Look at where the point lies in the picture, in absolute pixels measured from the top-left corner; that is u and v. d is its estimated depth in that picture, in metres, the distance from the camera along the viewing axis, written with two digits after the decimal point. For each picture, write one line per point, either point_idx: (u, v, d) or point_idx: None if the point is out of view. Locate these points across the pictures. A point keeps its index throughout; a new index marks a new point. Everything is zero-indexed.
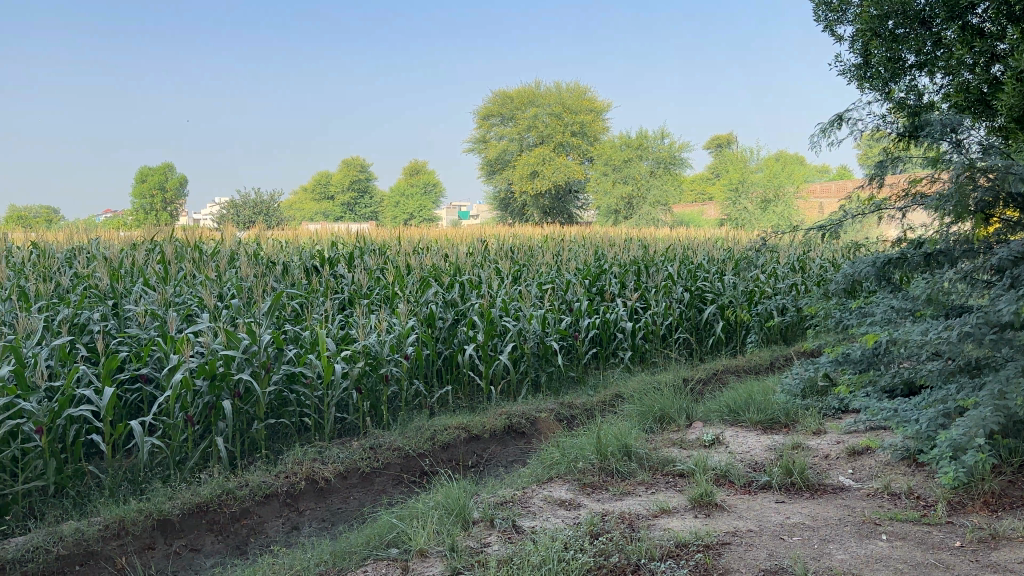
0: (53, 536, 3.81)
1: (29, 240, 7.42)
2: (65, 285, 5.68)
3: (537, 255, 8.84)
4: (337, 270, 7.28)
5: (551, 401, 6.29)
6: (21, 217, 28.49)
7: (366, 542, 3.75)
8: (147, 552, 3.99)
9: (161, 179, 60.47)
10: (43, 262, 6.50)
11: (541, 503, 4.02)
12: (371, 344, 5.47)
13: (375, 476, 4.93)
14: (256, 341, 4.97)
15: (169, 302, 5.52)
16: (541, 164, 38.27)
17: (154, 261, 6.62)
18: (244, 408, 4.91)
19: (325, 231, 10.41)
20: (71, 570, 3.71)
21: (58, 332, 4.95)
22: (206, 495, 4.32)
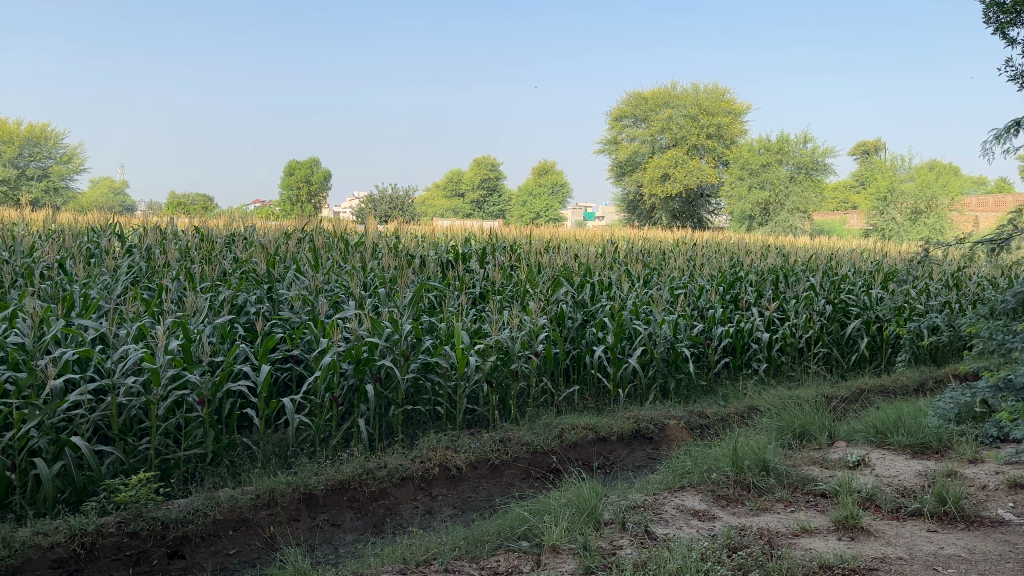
0: (211, 500, 4.11)
1: (193, 224, 7.98)
2: (226, 269, 6.09)
3: (670, 259, 8.71)
4: (470, 265, 7.42)
5: (681, 408, 6.16)
6: (182, 204, 30.85)
7: (498, 532, 3.78)
8: (293, 523, 4.24)
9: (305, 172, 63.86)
10: (206, 246, 6.98)
11: (675, 511, 3.95)
12: (504, 339, 5.55)
13: (504, 468, 5.00)
14: (397, 329, 5.26)
15: (318, 288, 5.84)
16: (674, 166, 37.53)
17: (304, 250, 6.98)
18: (385, 393, 5.14)
19: (459, 227, 10.64)
20: (225, 534, 4.01)
21: (220, 311, 5.33)
22: (348, 473, 4.53)
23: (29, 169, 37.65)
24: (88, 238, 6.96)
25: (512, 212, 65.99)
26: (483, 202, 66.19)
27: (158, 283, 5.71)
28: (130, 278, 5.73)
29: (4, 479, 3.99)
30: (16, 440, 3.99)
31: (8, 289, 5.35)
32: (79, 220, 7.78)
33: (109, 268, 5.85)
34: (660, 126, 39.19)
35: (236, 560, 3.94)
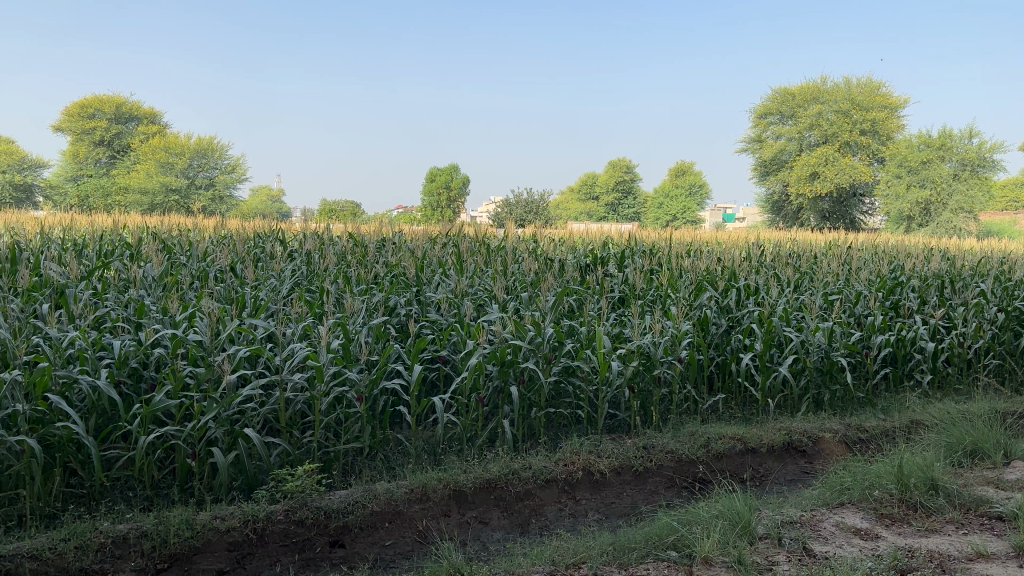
0: (369, 493, 4.39)
1: (347, 229, 8.41)
2: (379, 273, 6.39)
3: (821, 263, 8.33)
4: (609, 269, 7.39)
5: (836, 421, 5.88)
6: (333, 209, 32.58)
7: (645, 539, 3.74)
8: (443, 517, 4.41)
9: (445, 177, 65.87)
10: (359, 251, 7.34)
11: (833, 528, 3.79)
12: (647, 344, 5.48)
13: (649, 476, 4.94)
14: (540, 333, 5.31)
15: (463, 292, 6.01)
16: (824, 164, 35.89)
17: (450, 255, 7.20)
18: (528, 396, 5.21)
19: (598, 230, 10.61)
20: (382, 525, 4.25)
21: (375, 314, 5.64)
22: (495, 472, 4.65)
23: (199, 178, 40.87)
24: (255, 243, 7.50)
25: (649, 215, 65.21)
26: (618, 205, 65.88)
27: (317, 286, 6.08)
28: (291, 282, 6.13)
29: (185, 465, 4.39)
30: (196, 430, 4.37)
31: (188, 291, 5.86)
32: (246, 227, 8.38)
33: (274, 271, 6.28)
34: (808, 122, 37.55)
35: (391, 551, 4.16)
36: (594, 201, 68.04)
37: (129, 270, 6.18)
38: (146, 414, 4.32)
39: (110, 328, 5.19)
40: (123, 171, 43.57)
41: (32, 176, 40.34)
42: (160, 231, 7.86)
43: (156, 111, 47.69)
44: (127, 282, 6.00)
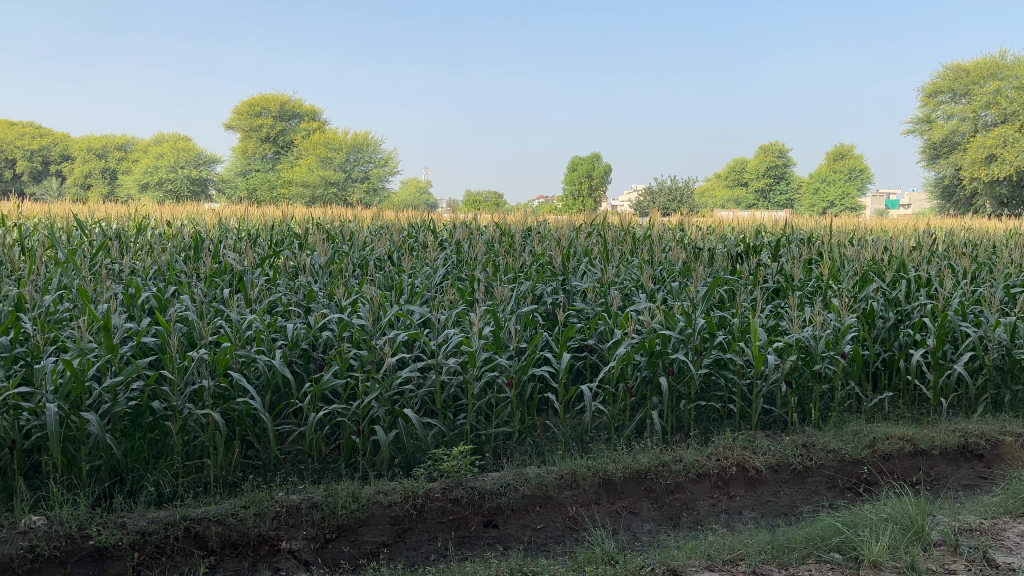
0: (520, 476, 4.58)
1: (495, 219, 8.58)
2: (526, 262, 6.51)
3: (1003, 252, 7.66)
4: (762, 258, 7.16)
5: (1019, 423, 5.43)
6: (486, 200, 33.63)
7: (807, 540, 3.61)
8: (592, 505, 4.51)
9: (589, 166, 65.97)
10: (506, 240, 7.51)
11: (1019, 539, 3.51)
12: (806, 337, 5.23)
13: (808, 475, 4.77)
14: (691, 323, 5.19)
15: (610, 282, 6.02)
16: (1002, 145, 33.03)
17: (597, 243, 7.22)
18: (678, 387, 5.14)
19: (750, 218, 10.26)
20: (534, 509, 4.45)
21: (523, 303, 5.74)
22: (644, 463, 4.66)
23: (355, 172, 42.79)
24: (409, 233, 7.82)
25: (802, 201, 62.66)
26: (769, 191, 63.72)
27: (468, 275, 6.28)
28: (444, 271, 6.37)
29: (349, 441, 4.82)
30: (360, 409, 4.81)
31: (350, 278, 6.25)
32: (400, 217, 8.76)
33: (428, 260, 6.56)
34: (985, 100, 34.71)
35: (543, 536, 4.37)
36: (744, 187, 66.00)
37: (296, 258, 6.65)
38: (316, 392, 4.78)
39: (282, 312, 5.68)
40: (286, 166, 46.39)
41: (208, 173, 43.69)
42: (322, 221, 8.34)
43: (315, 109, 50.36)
44: (295, 271, 6.46)
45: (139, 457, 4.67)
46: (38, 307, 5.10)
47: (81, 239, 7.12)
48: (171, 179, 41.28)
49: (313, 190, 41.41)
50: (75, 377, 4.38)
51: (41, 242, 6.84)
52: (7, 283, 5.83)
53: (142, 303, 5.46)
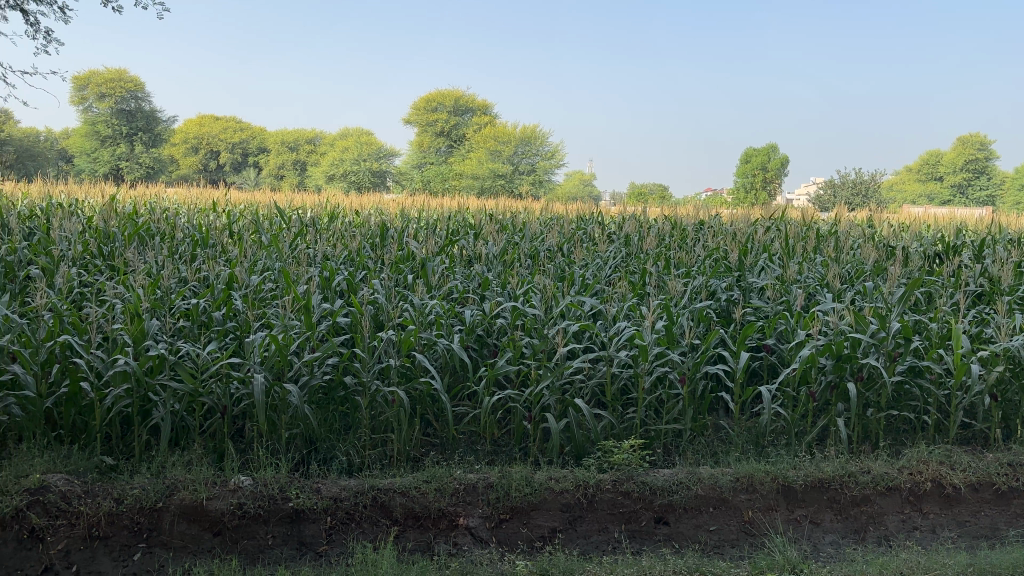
0: (694, 476, 4.54)
1: (667, 213, 8.47)
2: (702, 256, 6.42)
3: None
4: (964, 259, 6.64)
5: None
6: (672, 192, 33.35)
7: (1013, 566, 3.34)
8: (770, 512, 4.42)
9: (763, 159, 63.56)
10: (679, 234, 7.43)
11: None
12: (1017, 348, 4.81)
13: (1013, 497, 4.44)
14: (884, 326, 4.90)
15: (792, 279, 5.81)
16: None
17: (774, 240, 6.97)
18: (866, 394, 4.90)
19: (951, 215, 9.50)
20: (707, 510, 4.42)
21: (697, 298, 5.65)
22: (829, 472, 4.50)
23: (523, 165, 43.52)
24: (580, 225, 7.90)
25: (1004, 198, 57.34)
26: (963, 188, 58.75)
27: (641, 269, 6.26)
28: (615, 264, 6.38)
29: (521, 425, 5.04)
30: (533, 396, 4.99)
31: (523, 267, 6.44)
32: (572, 209, 8.87)
33: (600, 253, 6.62)
34: None
35: (717, 538, 4.33)
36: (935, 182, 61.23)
37: (473, 247, 6.93)
38: (491, 376, 5.00)
39: (459, 299, 5.95)
40: (454, 159, 48.00)
41: (386, 164, 46.05)
42: (496, 211, 8.59)
43: (489, 103, 51.53)
44: (471, 259, 6.73)
45: (331, 428, 5.16)
46: (247, 286, 5.71)
47: (281, 225, 7.78)
48: (352, 171, 43.85)
49: (482, 182, 42.65)
50: (279, 351, 4.88)
51: (248, 227, 7.54)
52: (221, 264, 6.50)
53: (334, 286, 5.95)
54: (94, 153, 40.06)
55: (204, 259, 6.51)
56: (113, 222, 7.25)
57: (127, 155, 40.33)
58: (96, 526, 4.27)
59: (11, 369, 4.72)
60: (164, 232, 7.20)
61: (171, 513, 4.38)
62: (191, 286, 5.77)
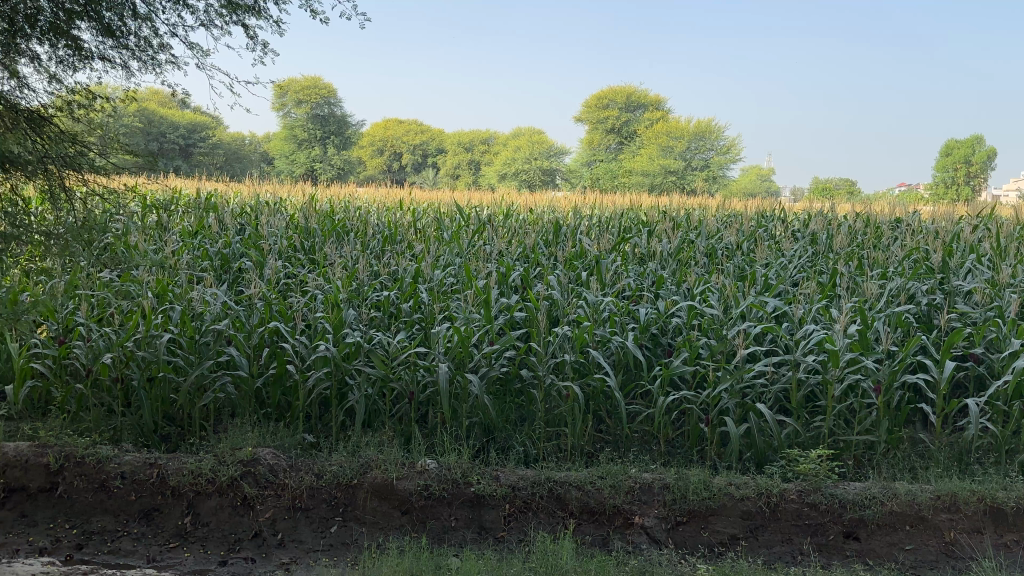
0: (888, 491, 4.30)
1: (856, 210, 8.02)
2: (899, 256, 6.02)
3: None
4: None
5: None
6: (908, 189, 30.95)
7: None
8: (976, 534, 4.12)
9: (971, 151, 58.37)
10: (872, 233, 7.02)
11: None
12: None
13: None
14: None
15: (1004, 284, 5.33)
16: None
17: (982, 240, 6.43)
18: None
19: None
20: (902, 528, 4.17)
21: (893, 301, 5.30)
22: None
23: (697, 160, 42.55)
24: (759, 224, 7.64)
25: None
26: None
27: (829, 270, 5.97)
28: (800, 264, 6.13)
29: (698, 427, 4.96)
30: (711, 398, 4.88)
31: (700, 266, 6.33)
32: (751, 206, 8.60)
33: (784, 252, 6.38)
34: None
35: (914, 557, 4.07)
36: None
37: (648, 245, 6.89)
38: (666, 376, 4.95)
39: (634, 297, 5.94)
40: (622, 156, 47.75)
41: (557, 163, 46.49)
42: (670, 208, 8.49)
43: (662, 98, 50.88)
44: (645, 257, 6.71)
45: (508, 419, 5.33)
46: (431, 280, 6.06)
47: (461, 222, 8.09)
48: (522, 169, 44.65)
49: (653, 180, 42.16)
50: (461, 342, 5.12)
51: (431, 225, 7.92)
52: (406, 258, 6.88)
53: (512, 281, 6.13)
54: (290, 154, 43.36)
55: (391, 254, 6.92)
56: (311, 219, 7.86)
57: (320, 155, 42.49)
58: (300, 498, 4.65)
59: (228, 351, 5.24)
60: (355, 229, 7.70)
61: (365, 490, 4.69)
62: (382, 280, 6.19)
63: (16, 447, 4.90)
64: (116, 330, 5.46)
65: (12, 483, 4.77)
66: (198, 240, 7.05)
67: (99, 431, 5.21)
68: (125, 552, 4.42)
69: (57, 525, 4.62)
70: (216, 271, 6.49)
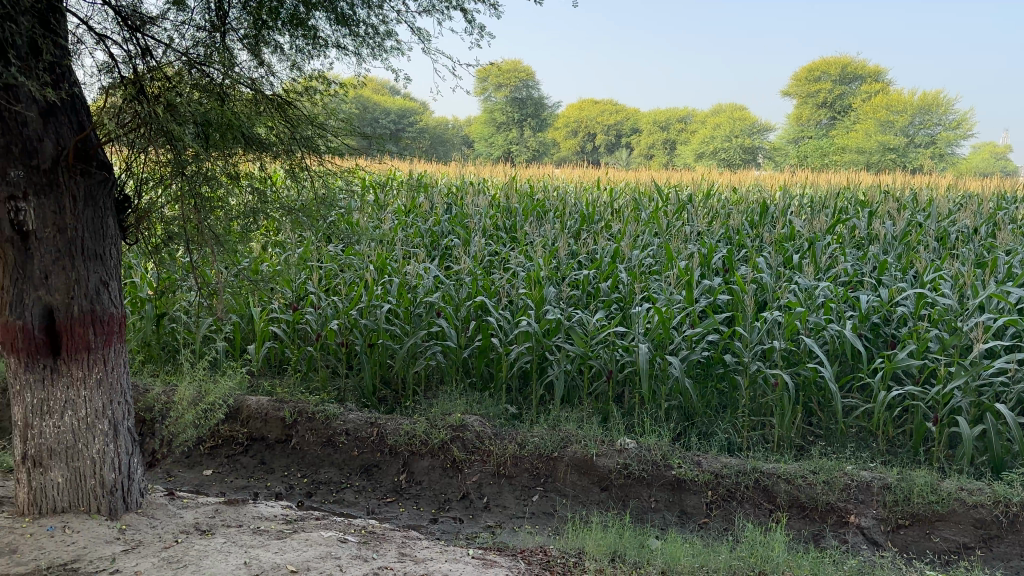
0: None
1: None
2: None
3: None
4: None
5: None
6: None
7: None
8: None
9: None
10: None
11: None
12: None
13: None
14: None
15: None
16: None
17: None
18: None
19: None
20: None
21: None
22: None
23: (920, 136, 39.06)
24: (998, 207, 6.90)
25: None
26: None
27: None
28: None
29: (923, 426, 4.59)
30: (941, 395, 4.49)
31: (928, 251, 5.83)
32: (989, 186, 7.79)
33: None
34: None
35: None
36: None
37: (866, 227, 6.44)
38: (888, 369, 4.60)
39: (850, 283, 5.59)
40: (829, 134, 44.80)
41: (760, 141, 44.37)
42: (891, 189, 7.88)
43: (879, 70, 47.11)
44: (863, 240, 6.27)
45: (710, 404, 5.21)
46: (633, 260, 6.03)
47: (660, 202, 7.97)
48: (722, 149, 43.01)
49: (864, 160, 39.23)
50: (663, 324, 5.05)
51: (629, 204, 7.87)
52: (606, 238, 6.89)
53: (717, 263, 5.96)
54: (490, 137, 44.84)
55: (592, 234, 6.96)
56: (514, 199, 8.08)
57: (518, 138, 43.31)
58: (504, 465, 4.82)
59: (439, 323, 5.52)
60: (556, 208, 7.80)
61: (566, 463, 4.78)
62: (584, 259, 6.24)
63: (257, 400, 5.46)
64: (340, 300, 5.91)
65: (254, 433, 5.32)
66: (411, 218, 7.49)
67: (326, 391, 5.69)
68: (347, 502, 4.79)
69: (291, 473, 5.08)
70: (427, 248, 6.85)
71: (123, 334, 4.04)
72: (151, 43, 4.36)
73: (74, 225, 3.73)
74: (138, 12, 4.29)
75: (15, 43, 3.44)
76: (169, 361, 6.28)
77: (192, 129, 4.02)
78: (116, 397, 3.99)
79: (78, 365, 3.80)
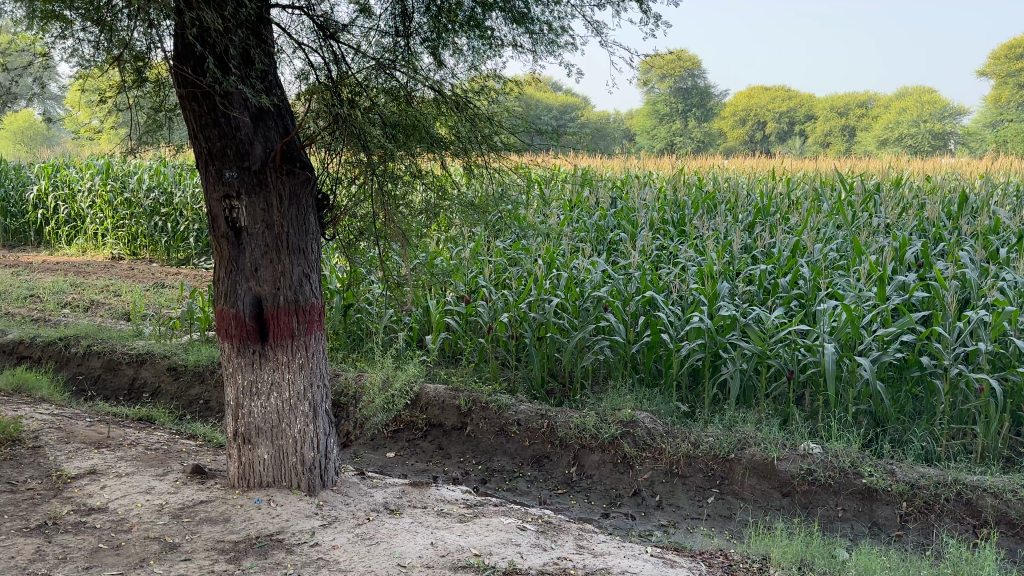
0: None
1: None
2: None
3: None
4: None
5: None
6: None
7: None
8: None
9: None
10: None
11: None
12: None
13: None
14: None
15: None
16: None
17: None
18: None
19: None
20: None
21: None
22: None
23: None
24: None
25: None
26: None
27: None
28: None
29: None
30: None
31: None
32: None
33: None
34: None
35: None
36: None
37: None
38: None
39: None
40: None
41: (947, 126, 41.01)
42: None
43: None
44: None
45: (903, 410, 4.87)
46: (814, 254, 5.74)
47: (840, 193, 7.55)
48: (911, 134, 40.15)
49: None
50: (851, 322, 4.78)
51: (807, 196, 7.50)
52: (783, 232, 6.62)
53: (909, 258, 5.57)
54: (651, 130, 44.16)
55: (767, 227, 6.70)
56: (683, 191, 7.91)
57: (680, 129, 42.41)
58: (676, 464, 4.74)
59: (609, 318, 5.51)
60: (727, 201, 7.57)
61: (743, 465, 4.63)
62: (760, 253, 6.02)
63: (435, 389, 5.68)
64: (511, 294, 6.02)
65: (432, 420, 5.54)
66: (579, 213, 7.51)
67: (497, 382, 5.83)
68: (521, 491, 4.88)
69: (467, 460, 5.24)
70: (595, 243, 6.85)
71: (321, 321, 4.31)
72: (343, 49, 4.61)
73: (281, 222, 4.01)
74: (331, 20, 4.55)
75: (231, 54, 3.73)
76: (353, 348, 6.65)
77: (382, 130, 4.22)
78: (315, 381, 4.25)
79: (283, 350, 4.10)
